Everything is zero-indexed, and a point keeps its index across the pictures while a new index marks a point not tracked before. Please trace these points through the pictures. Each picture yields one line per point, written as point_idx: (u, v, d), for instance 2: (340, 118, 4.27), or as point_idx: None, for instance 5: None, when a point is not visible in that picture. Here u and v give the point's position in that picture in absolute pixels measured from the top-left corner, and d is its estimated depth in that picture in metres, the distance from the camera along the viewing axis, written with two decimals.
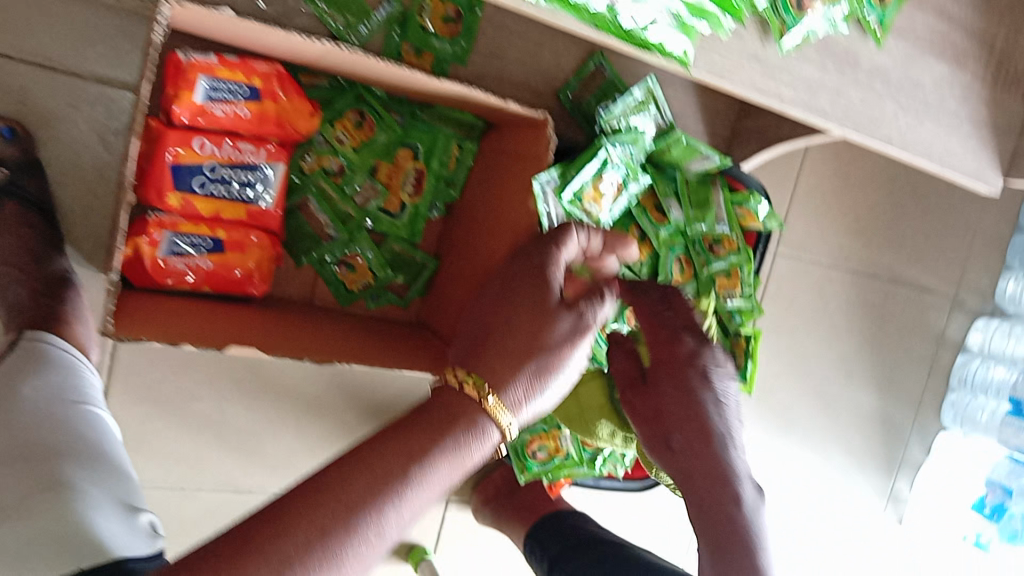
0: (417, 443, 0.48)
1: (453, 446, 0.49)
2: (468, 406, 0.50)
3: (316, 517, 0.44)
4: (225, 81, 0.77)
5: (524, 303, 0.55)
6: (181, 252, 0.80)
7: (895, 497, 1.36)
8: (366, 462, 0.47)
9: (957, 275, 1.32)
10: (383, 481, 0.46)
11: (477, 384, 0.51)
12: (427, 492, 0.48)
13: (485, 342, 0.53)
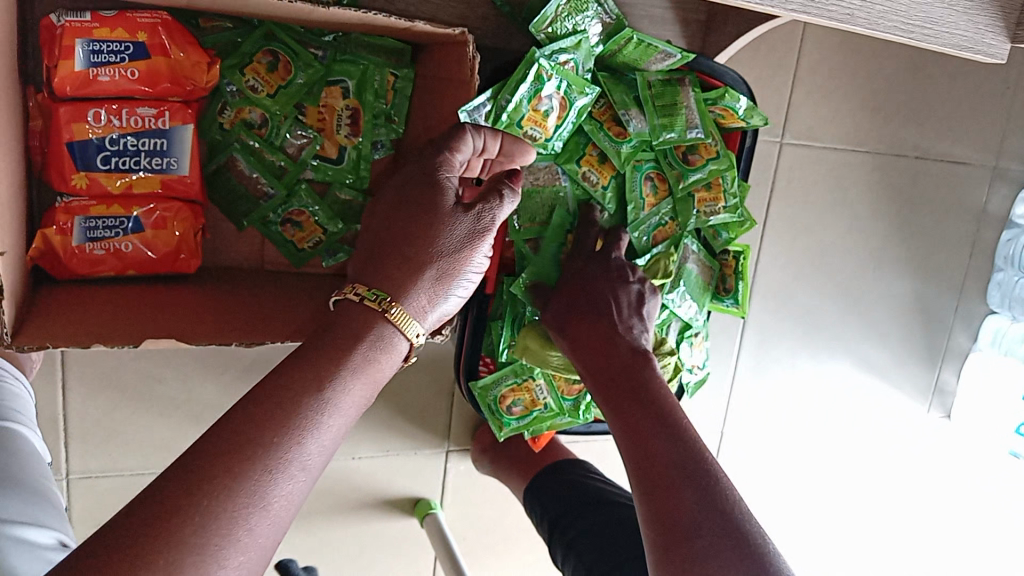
0: (322, 372, 0.51)
1: (359, 369, 0.53)
2: (374, 321, 0.55)
3: (228, 464, 0.45)
4: (105, 40, 0.70)
5: (416, 215, 0.59)
6: (98, 236, 0.74)
7: (939, 390, 1.26)
8: (270, 404, 0.48)
9: (997, 141, 1.17)
10: (293, 410, 0.48)
11: (382, 299, 0.55)
12: (338, 420, 0.51)
13: (384, 254, 0.58)
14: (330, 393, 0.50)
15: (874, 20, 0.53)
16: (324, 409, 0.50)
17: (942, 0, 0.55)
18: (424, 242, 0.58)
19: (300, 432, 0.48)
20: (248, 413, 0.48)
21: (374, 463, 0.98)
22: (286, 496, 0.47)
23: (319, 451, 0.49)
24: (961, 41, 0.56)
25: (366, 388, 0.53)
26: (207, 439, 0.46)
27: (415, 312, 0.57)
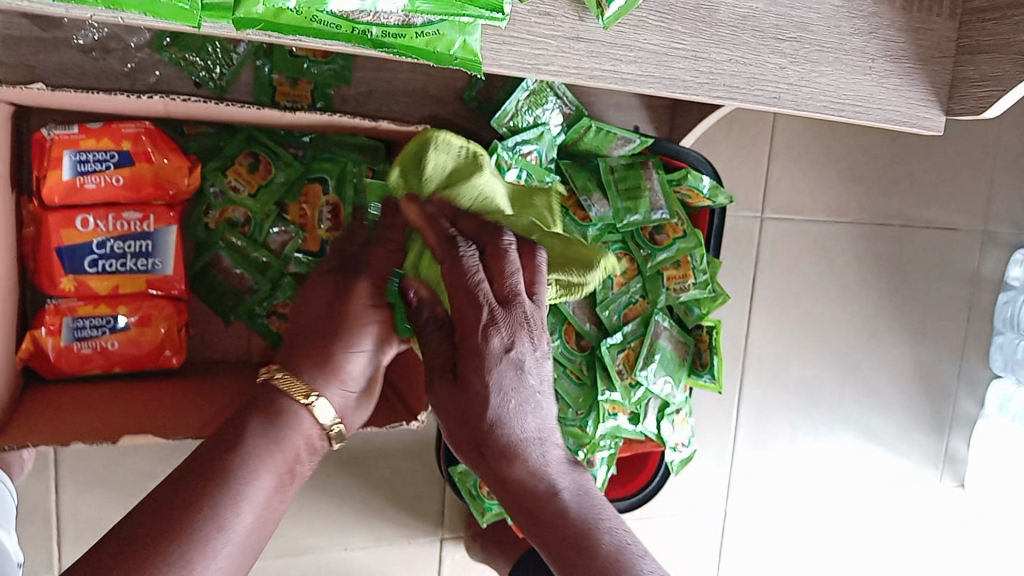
0: (234, 452, 0.56)
1: (267, 439, 0.57)
2: (278, 397, 0.59)
3: (146, 551, 0.49)
4: (91, 150, 0.74)
5: (317, 309, 0.63)
6: (86, 335, 0.77)
7: (950, 458, 1.23)
8: (190, 484, 0.53)
9: (983, 207, 1.18)
10: (201, 493, 0.53)
11: (279, 372, 0.60)
12: (257, 487, 0.55)
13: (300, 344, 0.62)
14: (244, 463, 0.55)
15: (801, 100, 0.55)
16: (244, 482, 0.55)
17: (871, 78, 0.57)
18: (328, 335, 0.61)
19: (218, 507, 0.53)
20: (171, 495, 0.53)
21: (368, 553, 0.98)
22: (214, 564, 0.52)
23: (243, 520, 0.54)
24: (893, 115, 0.58)
25: (287, 456, 0.58)
26: (131, 523, 0.51)
27: (304, 376, 0.60)
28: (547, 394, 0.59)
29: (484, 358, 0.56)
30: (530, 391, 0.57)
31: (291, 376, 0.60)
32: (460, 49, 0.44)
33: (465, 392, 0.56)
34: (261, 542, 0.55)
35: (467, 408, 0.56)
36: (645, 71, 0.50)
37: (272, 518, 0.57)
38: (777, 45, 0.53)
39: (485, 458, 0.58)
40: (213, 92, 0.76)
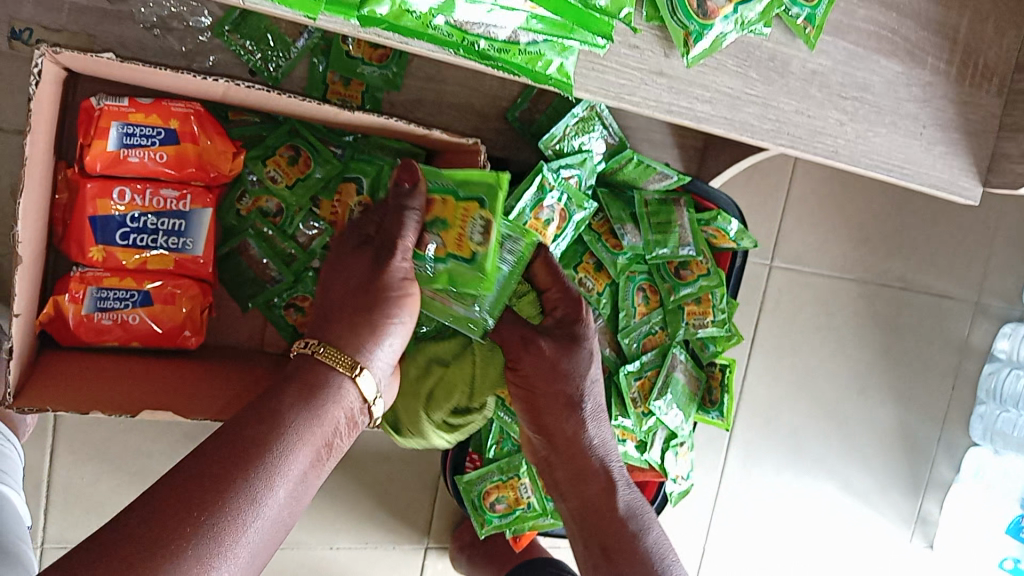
0: (275, 428, 0.53)
1: (308, 413, 0.55)
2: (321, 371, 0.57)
3: (190, 515, 0.46)
4: (139, 125, 0.74)
5: (350, 281, 0.62)
6: (108, 306, 0.77)
7: (922, 519, 1.26)
8: (227, 454, 0.50)
9: (979, 279, 1.22)
10: (247, 459, 0.50)
11: (316, 346, 0.59)
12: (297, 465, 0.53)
13: (335, 316, 0.61)
14: (286, 437, 0.53)
15: (854, 156, 0.58)
16: (283, 459, 0.52)
17: (919, 145, 0.60)
18: (367, 305, 0.61)
19: (257, 483, 0.50)
20: (202, 466, 0.49)
21: (352, 553, 0.97)
22: (245, 541, 0.48)
23: (278, 494, 0.51)
24: (936, 181, 0.61)
25: (326, 429, 0.56)
26: (161, 488, 0.48)
27: (349, 349, 0.59)
28: (593, 395, 0.75)
29: (549, 359, 0.72)
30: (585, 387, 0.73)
31: (334, 350, 0.58)
32: (556, 70, 0.48)
33: (529, 372, 0.72)
34: (293, 519, 0.53)
35: (535, 390, 0.73)
36: (718, 111, 0.53)
37: (304, 496, 0.54)
38: (840, 102, 0.56)
39: (548, 443, 0.75)
40: (266, 81, 0.76)
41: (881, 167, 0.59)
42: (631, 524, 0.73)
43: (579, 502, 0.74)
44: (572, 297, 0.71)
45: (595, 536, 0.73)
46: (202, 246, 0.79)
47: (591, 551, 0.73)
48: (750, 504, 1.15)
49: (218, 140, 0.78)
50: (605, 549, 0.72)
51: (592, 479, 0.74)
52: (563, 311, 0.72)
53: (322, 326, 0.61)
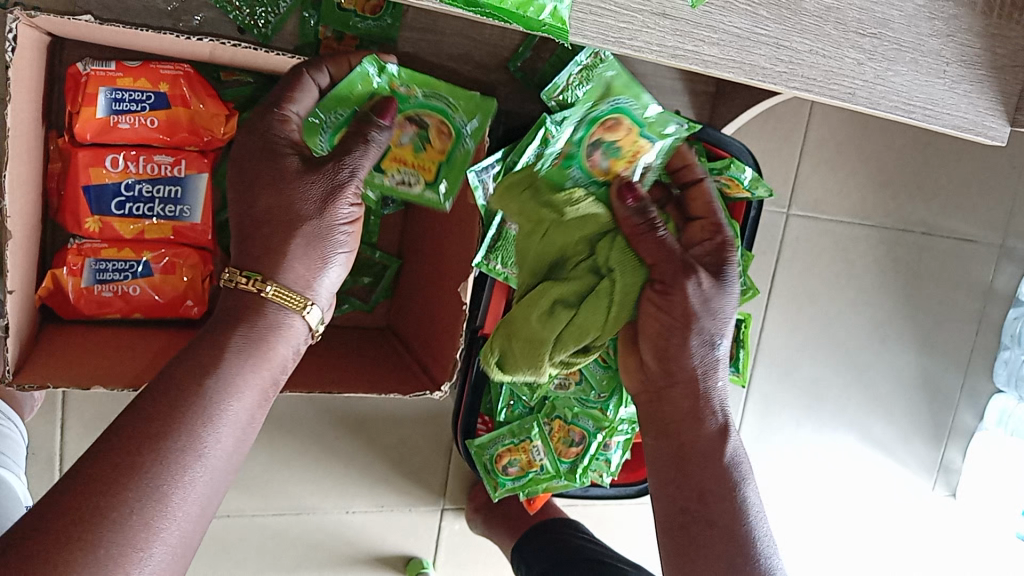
0: (206, 359, 0.52)
1: (249, 350, 0.54)
2: (264, 308, 0.55)
3: (126, 467, 0.46)
4: (128, 89, 0.72)
5: (297, 202, 0.56)
6: (107, 278, 0.75)
7: (945, 468, 1.25)
8: (162, 398, 0.49)
9: (1004, 222, 1.19)
10: (184, 405, 0.49)
11: (261, 282, 0.56)
12: (236, 406, 0.51)
13: (256, 232, 0.57)
14: (216, 383, 0.51)
15: (875, 95, 0.54)
16: (217, 399, 0.50)
17: (943, 82, 0.56)
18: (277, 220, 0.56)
19: (195, 428, 0.49)
20: (141, 421, 0.48)
21: (369, 518, 0.96)
22: (190, 497, 0.47)
23: (223, 440, 0.50)
24: (960, 121, 0.57)
25: (273, 368, 0.55)
26: (109, 439, 0.47)
27: (298, 286, 0.57)
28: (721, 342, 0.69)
29: (698, 295, 0.66)
30: (725, 325, 0.68)
31: (282, 288, 0.56)
32: (550, 16, 0.45)
33: (673, 302, 0.65)
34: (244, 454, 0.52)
35: (672, 325, 0.66)
36: (726, 54, 0.50)
37: (249, 438, 0.53)
38: (857, 40, 0.52)
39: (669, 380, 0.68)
40: (257, 39, 0.74)
41: (904, 106, 0.55)
42: (733, 473, 0.67)
43: (678, 471, 0.67)
44: (724, 240, 0.72)
45: (691, 478, 0.67)
46: (197, 211, 0.77)
47: (682, 493, 0.67)
48: (769, 459, 1.14)
49: (211, 104, 0.75)
50: (707, 520, 0.65)
51: (697, 423, 0.68)
52: (710, 245, 0.72)
53: (242, 250, 0.57)
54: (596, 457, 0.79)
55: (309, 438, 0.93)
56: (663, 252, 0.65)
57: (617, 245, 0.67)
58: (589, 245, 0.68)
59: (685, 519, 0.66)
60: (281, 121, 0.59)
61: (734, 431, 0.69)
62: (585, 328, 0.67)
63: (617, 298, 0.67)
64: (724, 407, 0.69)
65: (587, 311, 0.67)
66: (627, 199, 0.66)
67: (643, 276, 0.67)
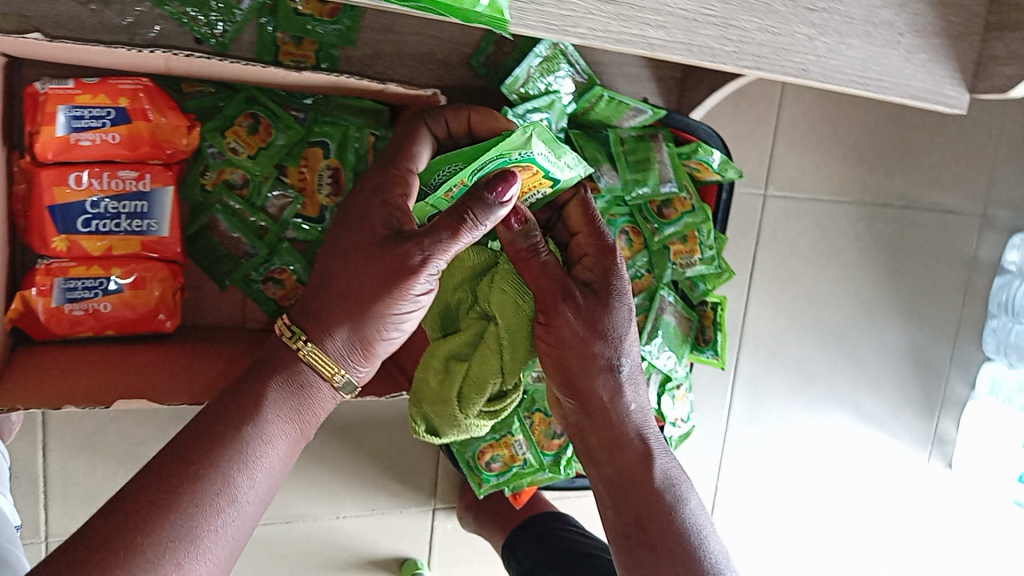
0: (245, 408, 0.54)
1: (288, 402, 0.56)
2: (300, 368, 0.57)
3: (157, 498, 0.49)
4: (87, 106, 0.72)
5: (371, 272, 0.56)
6: (77, 297, 0.75)
7: (939, 439, 1.24)
8: (197, 437, 0.52)
9: (984, 190, 1.18)
10: (220, 449, 0.52)
11: (301, 339, 0.57)
12: (269, 454, 0.54)
13: (332, 290, 0.57)
14: (251, 429, 0.53)
15: (827, 71, 0.53)
16: (254, 451, 0.53)
17: (897, 54, 0.55)
18: (355, 294, 0.56)
19: (229, 474, 0.51)
20: (177, 459, 0.51)
21: (360, 523, 0.96)
22: (219, 541, 0.50)
23: (255, 486, 0.53)
24: (917, 91, 0.57)
25: (306, 421, 0.57)
26: (143, 478, 0.50)
27: (335, 354, 0.57)
28: (628, 355, 0.66)
29: (581, 321, 0.63)
30: (623, 342, 0.65)
31: (319, 351, 0.57)
32: (486, 6, 0.43)
33: (563, 331, 0.64)
34: (277, 488, 0.55)
35: (568, 358, 0.65)
36: (673, 37, 0.49)
37: (281, 480, 0.56)
38: (807, 16, 0.52)
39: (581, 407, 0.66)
40: (214, 49, 0.73)
41: (858, 80, 0.54)
42: (668, 493, 0.65)
43: (613, 498, 0.66)
44: (608, 245, 0.66)
45: (630, 504, 0.65)
46: (164, 224, 0.77)
47: (622, 520, 0.65)
48: (761, 441, 1.14)
49: (173, 117, 0.75)
50: (652, 545, 0.63)
51: (627, 445, 0.66)
52: (593, 259, 0.66)
53: (313, 304, 0.58)
54: None
55: None
56: (547, 282, 0.63)
57: (495, 287, 0.69)
58: (473, 288, 0.71)
59: (630, 544, 0.64)
60: (399, 181, 0.60)
61: (659, 451, 0.67)
62: (481, 378, 0.70)
63: (502, 339, 0.69)
64: (640, 427, 0.67)
65: (478, 360, 0.70)
66: (512, 224, 0.60)
67: (524, 309, 0.68)
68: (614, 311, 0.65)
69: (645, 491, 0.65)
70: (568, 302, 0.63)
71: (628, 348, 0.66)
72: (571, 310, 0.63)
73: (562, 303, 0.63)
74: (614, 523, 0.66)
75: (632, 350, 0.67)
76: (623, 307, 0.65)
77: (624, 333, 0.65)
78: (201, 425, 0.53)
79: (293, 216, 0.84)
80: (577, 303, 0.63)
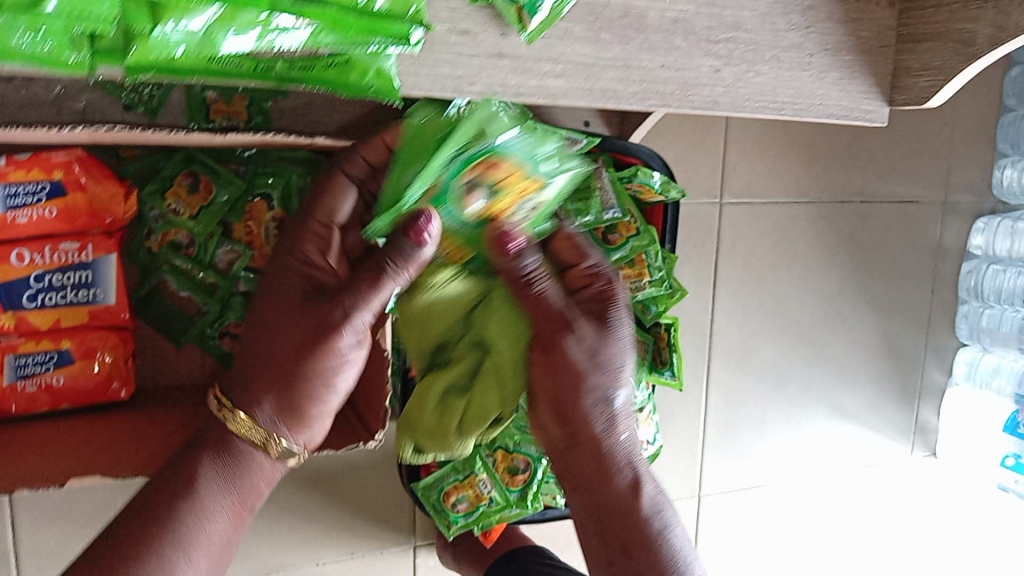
0: (182, 488, 0.61)
1: (224, 479, 0.62)
2: (232, 441, 0.63)
3: None
4: (21, 183, 0.71)
5: (300, 336, 0.62)
6: (29, 373, 0.75)
7: (921, 429, 1.25)
8: (134, 525, 0.59)
9: (943, 178, 1.18)
10: (145, 540, 0.58)
11: (232, 410, 0.63)
12: (212, 535, 0.61)
13: (265, 358, 0.63)
14: (194, 515, 0.60)
15: (736, 100, 0.54)
16: (198, 529, 0.60)
17: (811, 75, 0.55)
18: (291, 359, 0.62)
19: (175, 555, 0.59)
20: (101, 557, 0.57)
21: (341, 567, 0.96)
22: None
23: (196, 566, 0.60)
24: (835, 110, 0.57)
25: (247, 499, 0.64)
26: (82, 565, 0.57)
27: (267, 424, 0.62)
28: (624, 384, 0.67)
29: (582, 353, 0.64)
30: (620, 372, 0.66)
31: (248, 419, 0.62)
32: (374, 77, 0.44)
33: (562, 363, 0.64)
34: (227, 560, 0.63)
35: (562, 388, 0.65)
36: (574, 84, 0.49)
37: (229, 552, 0.63)
38: (711, 47, 0.52)
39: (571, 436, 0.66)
40: (145, 115, 0.73)
41: (770, 105, 0.55)
42: (655, 523, 0.65)
43: (598, 527, 0.66)
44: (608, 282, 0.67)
45: (615, 532, 0.65)
46: (110, 291, 0.77)
47: (607, 548, 0.65)
48: (740, 447, 1.13)
49: (110, 185, 0.75)
50: (636, 571, 0.64)
51: (617, 474, 0.66)
52: (595, 291, 0.66)
53: (240, 371, 0.64)
54: (546, 481, 0.78)
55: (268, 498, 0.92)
56: (547, 310, 0.63)
57: (488, 312, 0.69)
58: (465, 323, 0.71)
59: (614, 571, 0.65)
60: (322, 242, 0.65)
61: (649, 480, 0.67)
62: (483, 405, 0.72)
63: (508, 369, 0.70)
64: (632, 460, 0.67)
65: (477, 392, 0.72)
66: (508, 250, 0.59)
67: (526, 336, 0.68)
68: (610, 338, 0.65)
69: (630, 518, 0.65)
70: (569, 335, 0.64)
71: (624, 376, 0.67)
72: (570, 340, 0.64)
73: (564, 336, 0.64)
74: (595, 551, 0.66)
75: (628, 376, 0.68)
76: (622, 341, 0.66)
77: (620, 362, 0.66)
78: (139, 510, 0.60)
79: (243, 270, 0.84)
80: (576, 335, 0.64)
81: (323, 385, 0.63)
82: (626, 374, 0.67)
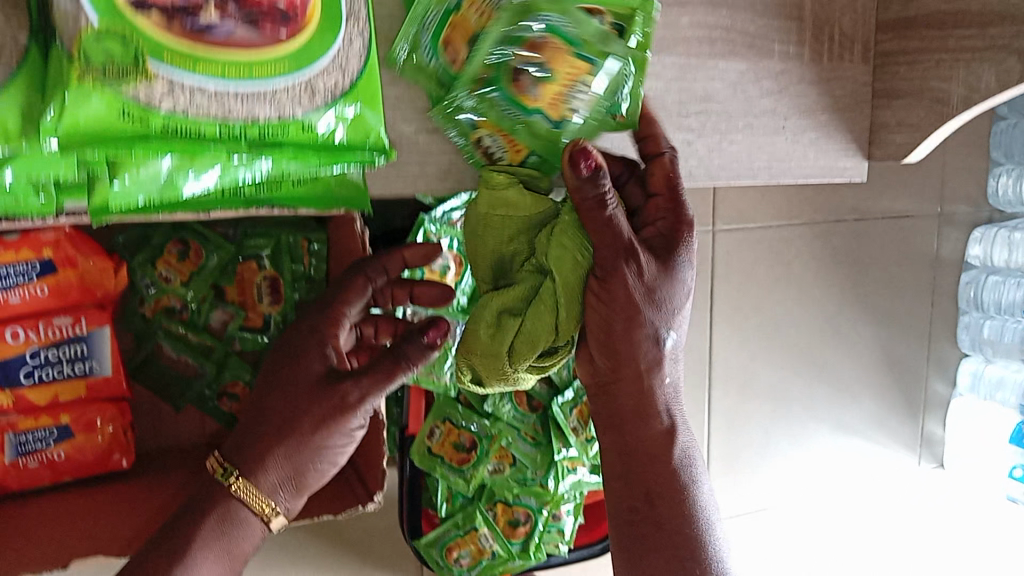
0: (176, 549, 0.59)
1: (217, 543, 0.60)
2: (232, 504, 0.61)
3: None
4: (12, 263, 0.71)
5: (310, 410, 0.62)
6: (30, 449, 0.75)
7: (927, 441, 1.25)
8: None
9: (937, 190, 1.17)
10: None
11: (233, 476, 0.62)
12: None
13: (269, 427, 0.62)
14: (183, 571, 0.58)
15: (715, 164, 0.64)
16: None
17: (783, 137, 0.66)
18: (298, 431, 0.61)
19: None
20: None
21: None
22: None
23: None
24: (810, 169, 0.67)
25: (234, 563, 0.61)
26: None
27: (266, 490, 0.62)
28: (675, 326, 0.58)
29: (642, 287, 0.54)
30: (675, 316, 0.58)
31: (252, 487, 0.61)
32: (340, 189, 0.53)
33: (620, 295, 0.54)
34: None
35: (613, 325, 0.55)
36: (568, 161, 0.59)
37: None
38: (686, 124, 0.62)
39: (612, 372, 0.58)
40: None
41: (739, 165, 0.64)
42: (683, 475, 0.62)
43: (625, 470, 0.61)
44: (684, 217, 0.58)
45: (641, 478, 0.61)
46: (105, 363, 0.77)
47: (631, 492, 0.62)
48: (744, 471, 1.13)
49: (100, 258, 0.75)
50: (657, 523, 0.61)
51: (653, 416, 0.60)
52: (665, 225, 0.58)
53: (239, 439, 0.63)
54: (547, 530, 0.80)
55: (274, 552, 0.92)
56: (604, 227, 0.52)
57: None
58: (530, 240, 0.58)
59: (635, 518, 0.61)
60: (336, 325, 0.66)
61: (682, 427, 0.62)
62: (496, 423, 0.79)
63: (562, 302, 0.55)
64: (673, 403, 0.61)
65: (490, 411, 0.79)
66: (580, 168, 0.49)
67: (583, 266, 0.55)
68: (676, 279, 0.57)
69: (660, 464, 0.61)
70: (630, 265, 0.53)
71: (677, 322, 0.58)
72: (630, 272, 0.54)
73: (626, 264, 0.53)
74: (617, 501, 0.62)
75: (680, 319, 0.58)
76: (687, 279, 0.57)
77: (676, 304, 0.57)
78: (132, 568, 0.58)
79: (241, 332, 0.85)
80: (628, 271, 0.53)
81: (326, 459, 0.63)
82: (674, 314, 0.57)
